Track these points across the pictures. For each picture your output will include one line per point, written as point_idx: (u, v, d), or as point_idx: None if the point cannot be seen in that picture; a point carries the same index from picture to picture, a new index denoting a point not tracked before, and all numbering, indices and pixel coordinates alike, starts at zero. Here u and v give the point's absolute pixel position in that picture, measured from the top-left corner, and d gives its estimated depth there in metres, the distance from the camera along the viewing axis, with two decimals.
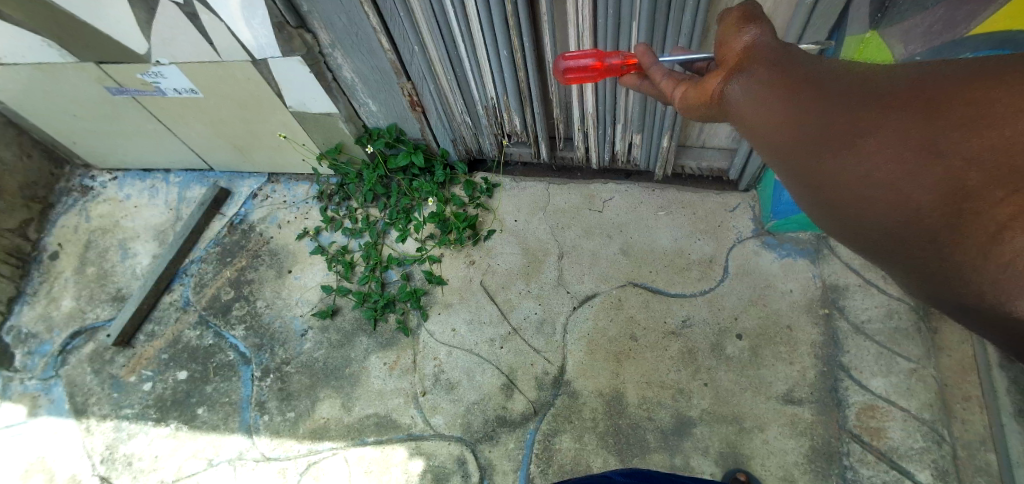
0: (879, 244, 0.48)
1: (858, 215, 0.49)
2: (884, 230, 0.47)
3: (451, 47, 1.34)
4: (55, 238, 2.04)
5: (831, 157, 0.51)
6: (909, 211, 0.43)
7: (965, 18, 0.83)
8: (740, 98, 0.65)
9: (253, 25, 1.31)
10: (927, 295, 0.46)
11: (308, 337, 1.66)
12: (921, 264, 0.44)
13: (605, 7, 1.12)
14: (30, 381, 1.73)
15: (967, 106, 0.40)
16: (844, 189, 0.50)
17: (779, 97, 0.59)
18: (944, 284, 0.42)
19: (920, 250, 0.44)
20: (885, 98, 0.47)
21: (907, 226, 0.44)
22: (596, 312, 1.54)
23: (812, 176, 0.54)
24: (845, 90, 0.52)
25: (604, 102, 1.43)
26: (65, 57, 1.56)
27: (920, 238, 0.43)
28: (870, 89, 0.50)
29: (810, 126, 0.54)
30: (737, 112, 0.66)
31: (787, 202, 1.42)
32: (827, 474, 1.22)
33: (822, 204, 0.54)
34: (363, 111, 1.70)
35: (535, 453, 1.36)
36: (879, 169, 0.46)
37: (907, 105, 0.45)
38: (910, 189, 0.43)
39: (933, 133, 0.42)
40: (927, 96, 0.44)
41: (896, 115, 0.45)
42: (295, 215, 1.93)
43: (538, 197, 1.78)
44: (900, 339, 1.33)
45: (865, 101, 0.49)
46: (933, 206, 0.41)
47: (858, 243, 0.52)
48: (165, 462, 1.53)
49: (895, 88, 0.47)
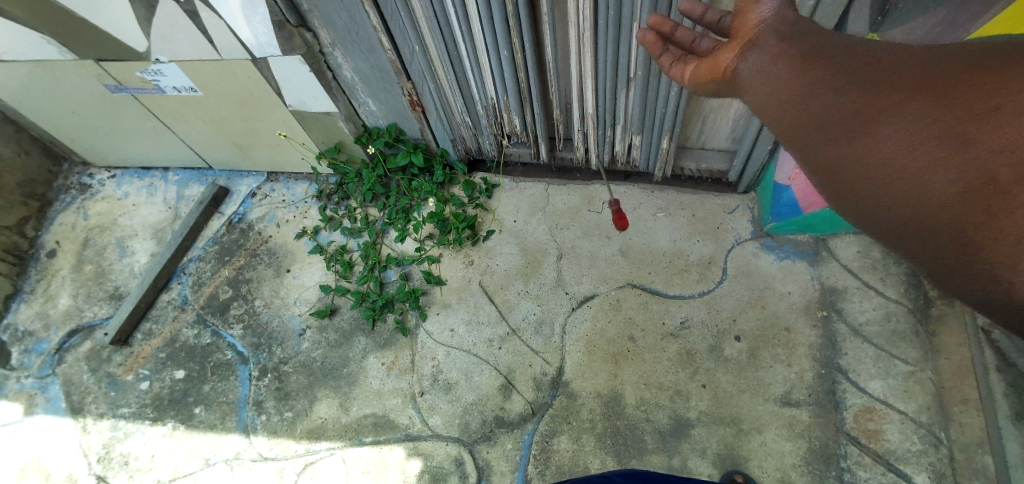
0: (901, 235, 0.50)
1: (878, 203, 0.50)
2: (905, 220, 0.48)
3: (451, 46, 1.34)
4: (53, 236, 2.04)
5: (853, 146, 0.52)
6: (932, 203, 0.44)
7: (969, 20, 0.85)
8: (759, 81, 0.69)
9: (253, 23, 1.31)
10: (949, 285, 0.48)
11: (305, 337, 1.65)
12: (942, 256, 0.45)
13: (605, 7, 1.12)
14: (27, 379, 1.72)
15: (989, 93, 0.40)
16: (864, 177, 0.51)
17: (800, 83, 0.62)
18: (967, 275, 0.44)
19: (942, 241, 0.45)
20: (906, 85, 0.48)
21: (930, 216, 0.45)
22: (595, 313, 1.54)
23: (832, 165, 0.55)
24: (865, 77, 0.53)
25: (604, 103, 1.43)
26: (65, 54, 1.55)
27: (943, 229, 0.44)
28: (891, 74, 0.51)
29: (829, 115, 0.56)
30: (760, 99, 0.69)
31: (787, 204, 1.42)
32: (825, 477, 1.22)
33: (842, 193, 0.55)
34: (363, 111, 1.70)
35: (533, 454, 1.36)
36: (901, 158, 0.47)
37: (928, 93, 0.46)
38: (935, 181, 0.44)
39: (957, 122, 0.42)
40: (949, 83, 0.44)
41: (918, 103, 0.46)
42: (293, 214, 1.93)
43: (537, 198, 1.78)
44: (898, 341, 1.33)
45: (886, 89, 0.50)
46: (957, 197, 0.42)
47: (880, 233, 0.53)
48: (161, 461, 1.52)
49: (915, 74, 0.48)
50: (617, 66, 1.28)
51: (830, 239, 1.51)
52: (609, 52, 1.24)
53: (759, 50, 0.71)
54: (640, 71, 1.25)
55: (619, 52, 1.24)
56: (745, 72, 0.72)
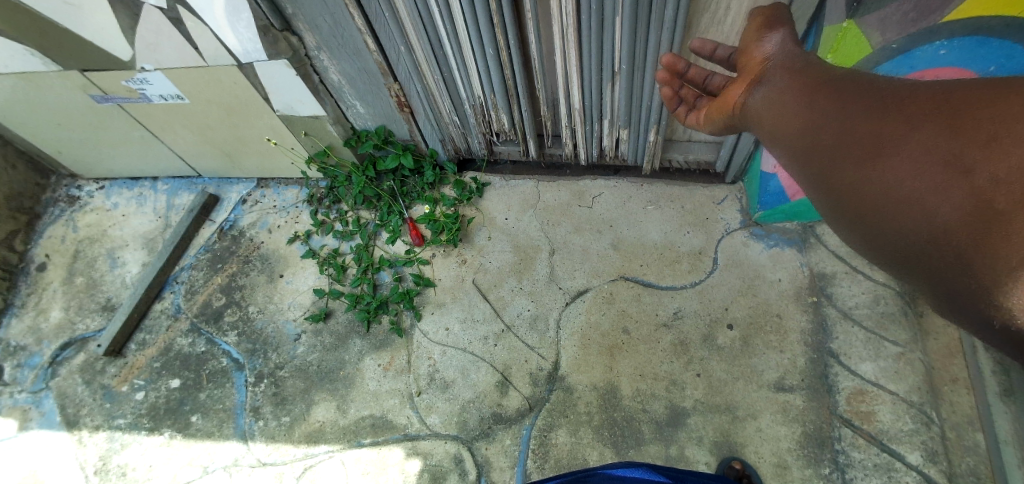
0: (903, 260, 0.49)
1: (880, 229, 0.51)
2: (908, 246, 0.48)
3: (437, 48, 1.35)
4: (42, 250, 2.02)
5: (855, 171, 0.53)
6: (936, 229, 0.44)
7: (939, 6, 0.85)
8: (766, 110, 0.72)
9: (238, 29, 1.31)
10: (956, 315, 0.47)
11: (301, 341, 1.65)
12: (947, 280, 0.45)
13: (587, 3, 1.13)
14: (21, 394, 1.71)
15: (988, 124, 0.42)
16: (866, 202, 0.52)
17: (805, 112, 0.64)
18: (973, 303, 0.43)
19: (946, 266, 0.44)
20: (907, 115, 0.50)
21: (932, 242, 0.45)
22: (589, 307, 1.55)
23: (836, 190, 0.56)
24: (867, 107, 0.55)
25: (590, 98, 1.44)
26: (49, 65, 1.55)
27: (946, 256, 0.44)
28: (894, 105, 0.52)
29: (834, 141, 0.57)
30: (768, 127, 0.71)
31: (773, 192, 1.44)
32: (820, 460, 1.24)
33: (847, 218, 0.56)
34: (351, 114, 1.71)
35: (531, 449, 1.36)
36: (903, 184, 0.48)
37: (930, 123, 0.47)
38: (938, 206, 0.44)
39: (958, 150, 0.43)
40: (951, 113, 0.46)
41: (921, 132, 0.47)
42: (285, 220, 1.93)
43: (528, 196, 1.79)
44: (887, 323, 1.35)
45: (888, 117, 0.52)
46: (959, 223, 0.42)
47: (882, 259, 0.53)
48: (159, 470, 1.51)
49: (917, 103, 0.50)
50: (602, 61, 1.29)
51: (818, 225, 1.52)
52: (593, 48, 1.25)
53: (770, 80, 0.74)
54: (624, 64, 1.27)
55: (603, 47, 1.25)
56: (759, 102, 0.75)
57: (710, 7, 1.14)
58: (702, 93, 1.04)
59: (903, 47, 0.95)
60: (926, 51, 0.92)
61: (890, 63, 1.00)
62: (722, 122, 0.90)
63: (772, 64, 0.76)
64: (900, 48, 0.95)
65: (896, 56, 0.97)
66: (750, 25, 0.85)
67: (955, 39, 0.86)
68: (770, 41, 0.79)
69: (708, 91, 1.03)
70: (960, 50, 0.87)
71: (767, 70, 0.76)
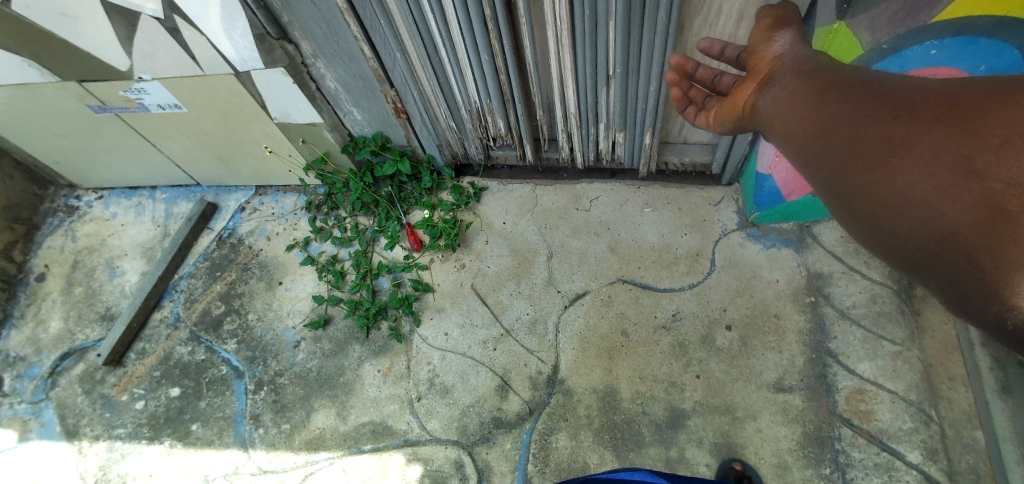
0: (911, 261, 0.50)
1: (889, 230, 0.51)
2: (917, 246, 0.48)
3: (433, 54, 1.36)
4: (41, 260, 2.03)
5: (866, 174, 0.54)
6: (943, 229, 0.45)
7: (928, 5, 0.85)
8: (777, 111, 0.73)
9: (233, 37, 1.31)
10: (963, 314, 0.48)
11: (300, 348, 1.65)
12: (955, 280, 0.45)
13: (580, 7, 1.13)
14: (21, 405, 1.70)
15: (999, 127, 0.42)
16: (876, 202, 0.52)
17: (816, 113, 0.65)
18: (981, 303, 0.43)
19: (955, 267, 0.45)
20: (919, 116, 0.50)
21: (941, 243, 0.45)
22: (587, 310, 1.55)
23: (846, 191, 0.57)
24: (878, 108, 0.56)
25: (585, 101, 1.45)
26: (46, 76, 1.55)
27: (956, 257, 0.44)
28: (905, 105, 0.53)
29: (845, 142, 0.58)
30: (778, 127, 0.72)
31: (768, 192, 1.45)
32: (820, 459, 1.24)
33: (857, 218, 0.56)
34: (348, 120, 1.71)
35: (532, 453, 1.36)
36: (915, 186, 0.48)
37: (942, 125, 0.47)
38: (947, 208, 0.44)
39: (968, 152, 0.44)
40: (963, 115, 0.46)
41: (932, 134, 0.48)
42: (283, 227, 1.93)
43: (525, 199, 1.80)
44: (884, 321, 1.36)
45: (899, 119, 0.52)
46: (969, 226, 0.42)
47: (891, 259, 0.53)
48: (160, 479, 1.51)
49: (928, 105, 0.50)
50: (596, 65, 1.30)
51: (813, 225, 1.53)
52: (587, 51, 1.25)
53: (782, 81, 0.74)
54: (618, 68, 1.28)
55: (597, 51, 1.26)
56: (771, 102, 0.75)
57: (702, 10, 1.16)
58: (712, 94, 1.05)
59: (894, 47, 0.95)
60: (915, 51, 0.93)
61: (881, 62, 1.00)
62: (732, 123, 0.91)
63: (784, 65, 0.76)
64: (891, 47, 0.96)
65: (889, 55, 0.97)
66: (760, 27, 0.86)
67: (945, 38, 0.87)
68: (781, 44, 0.80)
69: (718, 92, 1.04)
70: (950, 50, 0.88)
71: (779, 71, 0.76)
